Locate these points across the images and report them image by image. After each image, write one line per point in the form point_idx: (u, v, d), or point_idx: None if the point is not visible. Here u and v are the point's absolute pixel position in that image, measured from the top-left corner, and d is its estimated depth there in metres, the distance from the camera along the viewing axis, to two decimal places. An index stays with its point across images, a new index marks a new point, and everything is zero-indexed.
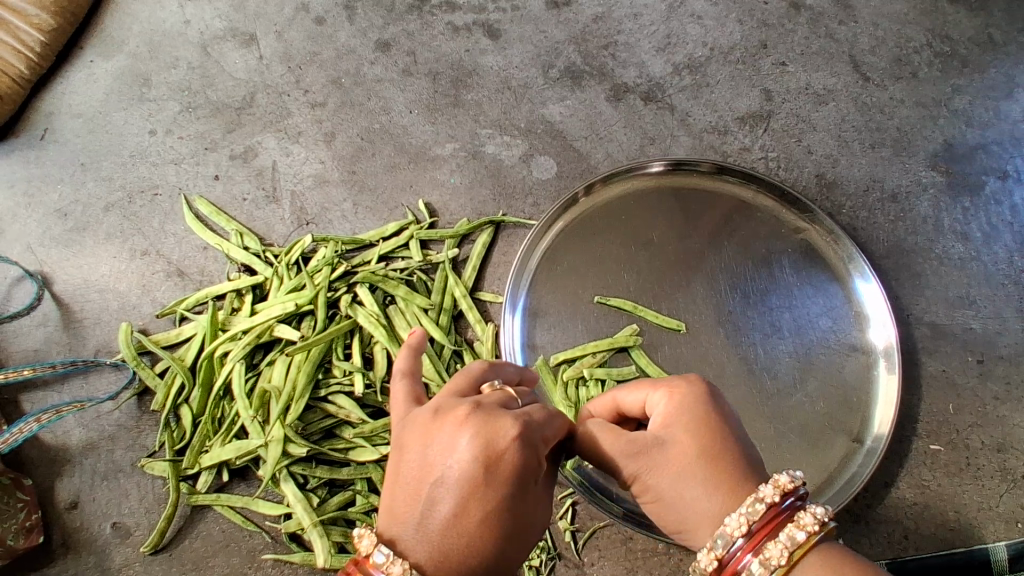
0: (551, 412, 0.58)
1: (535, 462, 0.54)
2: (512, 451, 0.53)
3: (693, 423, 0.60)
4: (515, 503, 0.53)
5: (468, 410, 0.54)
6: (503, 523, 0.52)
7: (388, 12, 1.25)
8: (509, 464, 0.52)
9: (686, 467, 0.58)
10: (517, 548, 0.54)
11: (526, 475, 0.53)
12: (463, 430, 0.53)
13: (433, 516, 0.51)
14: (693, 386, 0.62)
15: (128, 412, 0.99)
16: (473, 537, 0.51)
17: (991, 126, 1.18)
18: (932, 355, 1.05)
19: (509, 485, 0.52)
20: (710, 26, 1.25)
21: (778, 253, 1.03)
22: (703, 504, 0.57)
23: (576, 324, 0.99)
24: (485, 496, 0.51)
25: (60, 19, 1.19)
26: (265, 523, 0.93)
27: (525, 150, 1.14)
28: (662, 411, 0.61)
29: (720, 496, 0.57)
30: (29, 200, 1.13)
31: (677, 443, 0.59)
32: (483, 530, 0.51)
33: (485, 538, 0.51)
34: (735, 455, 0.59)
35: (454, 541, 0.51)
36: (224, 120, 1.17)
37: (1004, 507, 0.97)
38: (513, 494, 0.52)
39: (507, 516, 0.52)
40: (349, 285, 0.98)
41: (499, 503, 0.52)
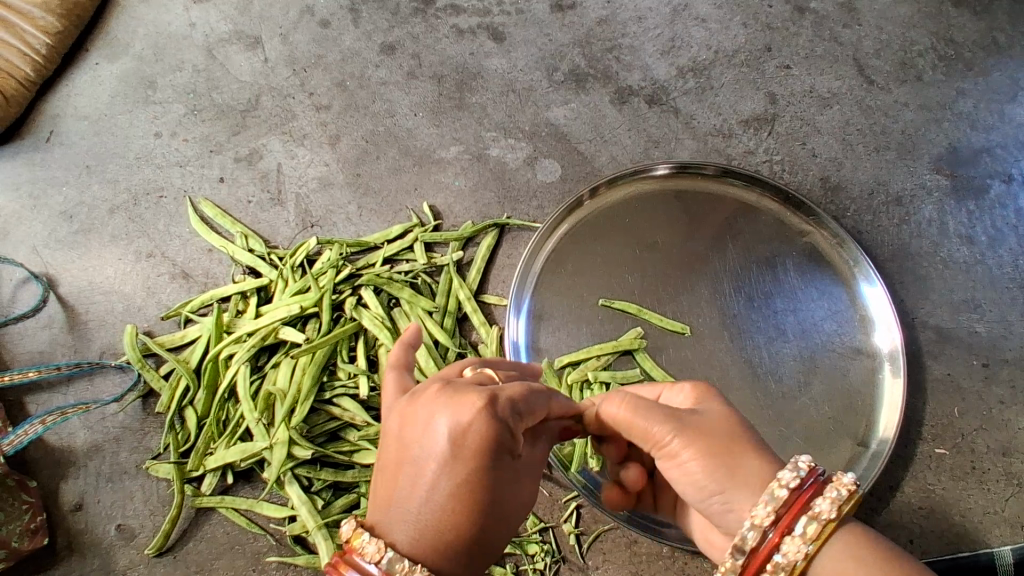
0: (529, 389, 0.57)
1: (506, 433, 0.53)
2: (478, 424, 0.51)
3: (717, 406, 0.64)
4: (489, 479, 0.52)
5: (438, 388, 0.54)
6: (478, 501, 0.51)
7: (393, 15, 1.26)
8: (473, 440, 0.51)
9: (720, 428, 0.60)
10: (500, 522, 0.53)
11: (497, 450, 0.52)
12: (433, 408, 0.53)
13: (410, 495, 0.51)
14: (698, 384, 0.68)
15: (132, 414, 0.99)
16: (448, 515, 0.50)
17: (996, 129, 1.18)
18: (937, 359, 1.05)
19: (478, 461, 0.51)
20: (714, 29, 1.25)
21: (783, 257, 1.03)
22: (742, 465, 0.57)
23: (580, 327, 0.99)
24: (457, 471, 0.51)
25: (66, 22, 1.19)
26: (269, 525, 0.93)
27: (530, 153, 1.14)
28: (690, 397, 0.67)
29: (756, 456, 0.58)
30: (34, 203, 1.13)
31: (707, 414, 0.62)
32: (457, 507, 0.51)
33: (461, 516, 0.51)
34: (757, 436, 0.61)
35: (430, 518, 0.50)
36: (229, 123, 1.17)
37: (1010, 511, 0.97)
38: (487, 470, 0.52)
39: (482, 492, 0.51)
40: (353, 288, 0.98)
41: (472, 480, 0.51)
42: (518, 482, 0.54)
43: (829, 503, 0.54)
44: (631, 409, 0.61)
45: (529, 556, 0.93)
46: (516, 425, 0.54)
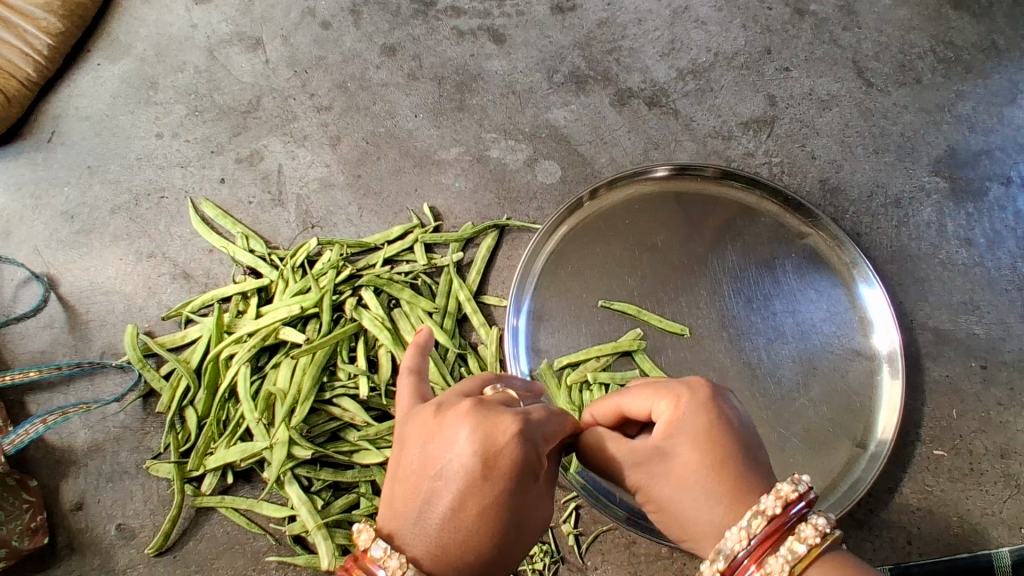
0: (553, 411, 0.58)
1: (535, 457, 0.54)
2: (511, 448, 0.53)
3: (697, 432, 0.60)
4: (513, 501, 0.53)
5: (468, 405, 0.55)
6: (501, 522, 0.52)
7: (393, 17, 1.26)
8: (505, 463, 0.52)
9: (682, 472, 0.60)
10: (518, 542, 0.54)
11: (524, 475, 0.53)
12: (462, 426, 0.53)
13: (432, 510, 0.51)
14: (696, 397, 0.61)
15: (133, 413, 1.00)
16: (472, 535, 0.51)
17: (995, 132, 1.18)
18: (935, 361, 1.05)
19: (506, 484, 0.52)
20: (714, 32, 1.25)
21: (782, 258, 1.03)
22: (700, 515, 0.59)
23: (579, 328, 0.99)
24: (484, 491, 0.52)
25: (68, 23, 1.20)
26: (269, 525, 0.94)
27: (530, 154, 1.15)
28: (667, 415, 0.61)
29: (727, 501, 0.58)
30: (36, 203, 1.13)
31: (676, 453, 0.61)
32: (481, 527, 0.51)
33: (483, 536, 0.52)
34: (736, 466, 0.59)
35: (452, 535, 0.51)
36: (231, 123, 1.17)
37: (1007, 512, 0.97)
38: (512, 492, 0.52)
39: (506, 514, 0.52)
40: (354, 288, 0.99)
41: (496, 502, 0.52)
42: (537, 505, 0.55)
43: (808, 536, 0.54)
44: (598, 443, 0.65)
45: (528, 557, 0.93)
46: (541, 448, 0.55)
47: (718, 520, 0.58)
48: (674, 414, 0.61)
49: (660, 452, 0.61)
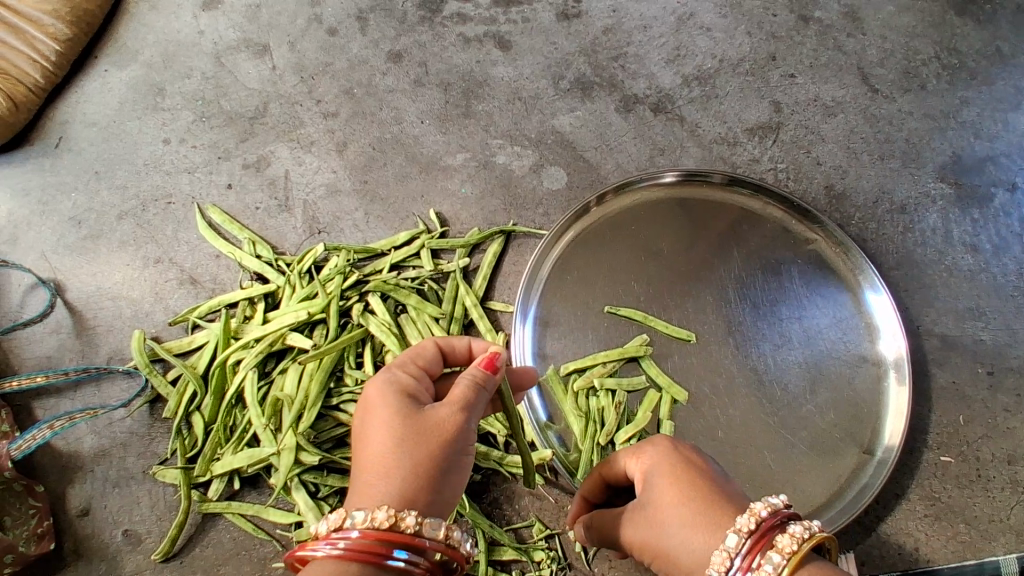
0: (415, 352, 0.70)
1: (394, 381, 0.66)
2: (368, 387, 0.66)
3: (668, 468, 0.63)
4: (392, 420, 0.62)
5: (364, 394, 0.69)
6: (394, 433, 0.61)
7: (400, 23, 1.27)
8: (370, 398, 0.64)
9: (663, 512, 0.61)
10: (423, 443, 0.60)
11: (390, 396, 0.64)
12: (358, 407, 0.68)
13: (356, 469, 0.61)
14: (655, 444, 0.66)
15: (140, 419, 1.00)
16: (376, 465, 0.59)
17: (1000, 138, 1.19)
18: (942, 367, 1.05)
19: (382, 410, 0.63)
20: (719, 38, 1.26)
21: (787, 264, 1.04)
22: (683, 547, 0.58)
23: (586, 333, 1.00)
24: (369, 423, 0.63)
25: (75, 29, 1.20)
26: (276, 531, 0.94)
27: (536, 159, 1.15)
28: (639, 467, 0.66)
29: (713, 518, 0.58)
30: (44, 208, 1.14)
31: (655, 495, 0.62)
32: (380, 453, 0.60)
33: (389, 457, 0.59)
34: (712, 488, 0.61)
35: (367, 475, 0.60)
36: (238, 129, 1.18)
37: (1015, 518, 0.97)
38: (390, 413, 0.62)
39: (393, 428, 0.61)
40: (361, 294, 0.99)
41: (382, 428, 0.61)
42: (426, 416, 0.62)
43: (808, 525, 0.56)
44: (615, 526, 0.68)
45: (535, 563, 0.92)
46: (404, 376, 0.67)
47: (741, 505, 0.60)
48: (645, 463, 0.65)
49: (640, 500, 0.64)
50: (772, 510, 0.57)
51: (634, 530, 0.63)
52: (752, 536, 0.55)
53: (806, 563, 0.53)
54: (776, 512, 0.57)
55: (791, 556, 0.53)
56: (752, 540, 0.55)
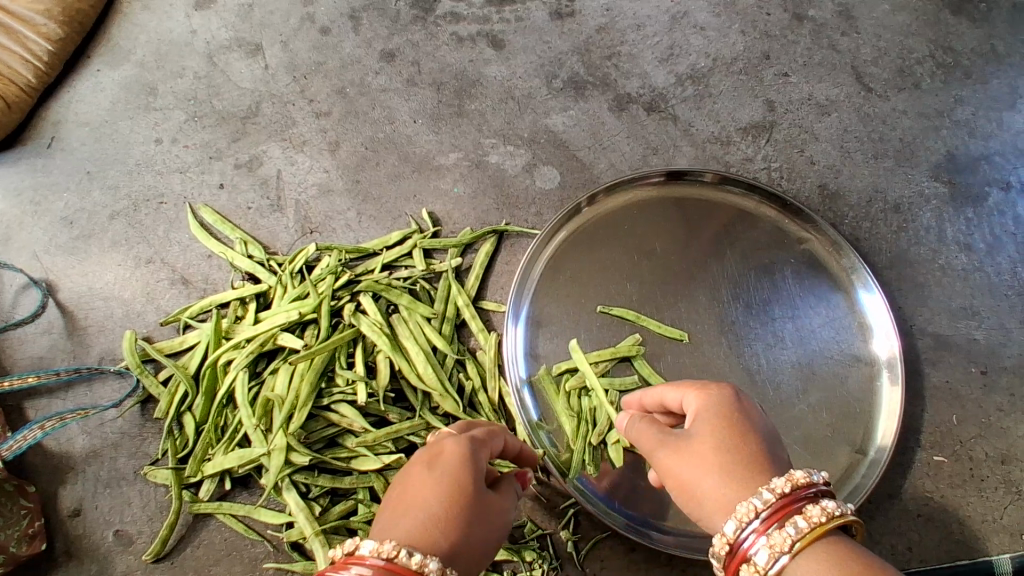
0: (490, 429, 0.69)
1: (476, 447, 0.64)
2: (447, 442, 0.63)
3: (723, 418, 0.61)
4: (462, 481, 0.59)
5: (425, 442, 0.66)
6: (454, 495, 0.58)
7: (393, 22, 1.26)
8: (450, 452, 0.62)
9: (708, 454, 0.59)
10: (473, 519, 0.57)
11: (469, 458, 0.61)
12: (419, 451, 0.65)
13: (399, 506, 0.57)
14: (721, 391, 0.64)
15: (132, 419, 1.00)
16: (429, 511, 0.55)
17: (994, 137, 1.18)
18: (936, 366, 1.05)
19: (455, 467, 0.60)
20: (713, 37, 1.25)
21: (780, 264, 1.03)
22: (716, 491, 0.57)
23: (578, 333, 0.99)
24: (434, 473, 0.59)
25: (67, 28, 1.20)
26: (267, 531, 0.93)
27: (529, 159, 1.15)
28: (696, 403, 0.63)
29: (753, 475, 0.57)
30: (35, 209, 1.13)
31: (699, 435, 0.61)
32: (436, 505, 0.56)
33: (442, 513, 0.56)
34: (754, 450, 0.59)
35: (409, 517, 0.55)
36: (230, 129, 1.18)
37: (1008, 518, 0.97)
38: (462, 472, 0.60)
39: (458, 488, 0.58)
40: (352, 294, 0.98)
41: (450, 482, 0.58)
42: (488, 501, 0.60)
43: (837, 505, 0.54)
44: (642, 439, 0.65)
45: (526, 564, 0.91)
46: (479, 445, 0.65)
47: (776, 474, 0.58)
48: (703, 402, 0.63)
49: (687, 435, 0.62)
50: (809, 483, 0.55)
51: (665, 454, 0.62)
52: (783, 498, 0.54)
53: (824, 539, 0.52)
54: (814, 485, 0.55)
55: (816, 527, 0.52)
56: (784, 500, 0.54)
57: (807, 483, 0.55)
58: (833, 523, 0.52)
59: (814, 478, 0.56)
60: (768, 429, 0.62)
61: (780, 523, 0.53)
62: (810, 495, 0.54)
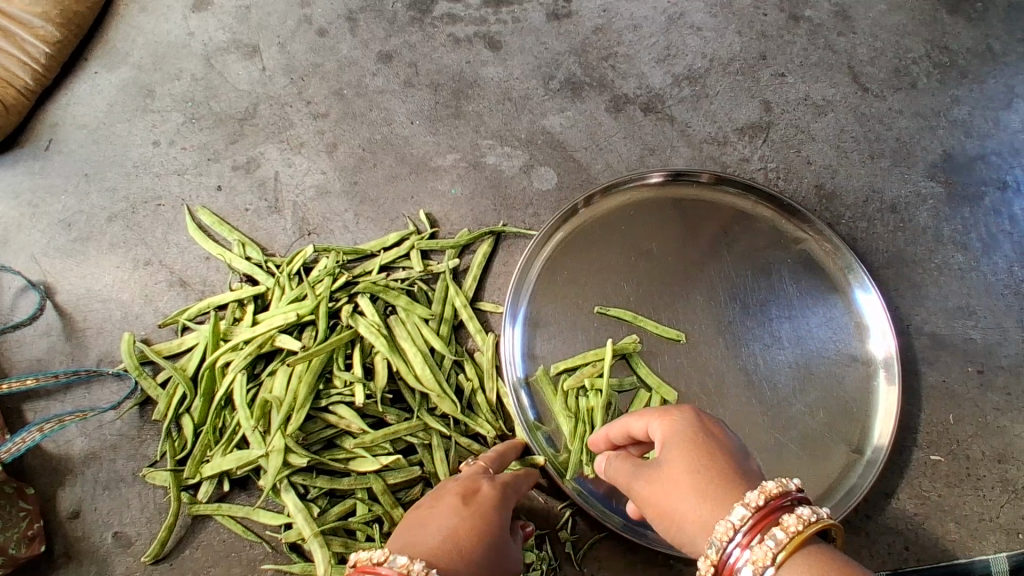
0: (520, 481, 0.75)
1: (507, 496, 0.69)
2: (482, 486, 0.69)
3: (688, 438, 0.61)
4: (490, 520, 0.63)
5: (455, 480, 0.71)
6: (482, 534, 0.61)
7: (390, 24, 1.26)
8: (485, 497, 0.67)
9: (678, 478, 0.59)
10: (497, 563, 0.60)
11: (500, 503, 0.67)
12: (452, 487, 0.69)
13: (433, 530, 0.60)
14: (686, 414, 0.64)
15: (130, 421, 1.00)
16: (457, 535, 0.59)
17: (991, 136, 1.19)
18: (932, 365, 1.05)
19: (485, 506, 0.65)
20: (710, 38, 1.26)
21: (777, 264, 1.04)
22: (690, 512, 0.57)
23: (576, 334, 0.99)
24: (468, 509, 0.63)
25: (65, 31, 1.20)
26: (265, 532, 0.94)
27: (526, 160, 1.15)
28: (662, 429, 0.63)
29: (722, 493, 0.57)
30: (33, 211, 1.13)
31: (667, 461, 0.61)
32: (466, 537, 0.59)
33: (470, 547, 0.59)
34: (725, 466, 0.59)
35: (440, 542, 0.58)
36: (228, 131, 1.18)
37: (1004, 518, 0.97)
38: (491, 513, 0.64)
39: (486, 528, 0.62)
40: (350, 295, 0.98)
41: (480, 519, 0.63)
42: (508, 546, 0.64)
43: (813, 511, 0.54)
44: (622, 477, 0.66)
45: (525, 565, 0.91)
46: (507, 493, 0.70)
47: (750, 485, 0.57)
48: (668, 427, 0.63)
49: (657, 463, 0.62)
50: (783, 492, 0.55)
51: (642, 486, 0.62)
52: (760, 510, 0.53)
53: (804, 549, 0.51)
54: (788, 493, 0.55)
55: (795, 535, 0.52)
56: (761, 512, 0.53)
57: (782, 491, 0.55)
58: (811, 530, 0.52)
59: (788, 485, 0.56)
60: (739, 447, 0.62)
61: (759, 538, 0.52)
62: (785, 504, 0.54)
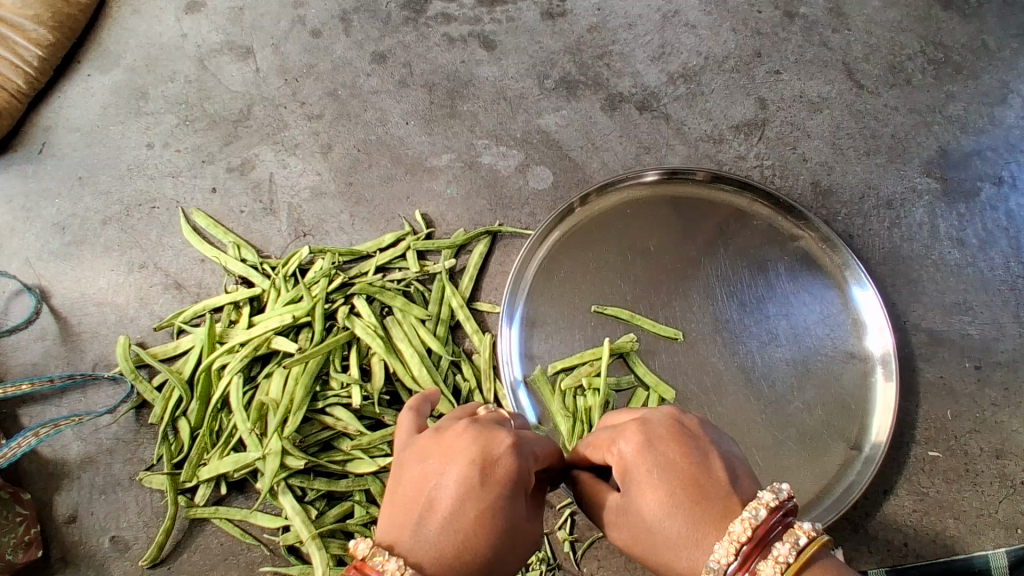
0: (540, 435, 0.62)
1: (529, 469, 0.56)
2: (505, 456, 0.55)
3: (645, 478, 0.56)
4: (509, 509, 0.54)
5: (466, 426, 0.58)
6: (500, 528, 0.53)
7: (383, 24, 1.26)
8: (505, 471, 0.54)
9: (648, 531, 0.55)
10: (516, 552, 0.54)
11: (520, 483, 0.55)
12: (461, 443, 0.56)
13: (438, 519, 0.51)
14: (637, 439, 0.58)
15: (126, 425, 0.99)
16: (472, 536, 0.51)
17: (986, 132, 1.19)
18: (929, 362, 1.05)
19: (503, 490, 0.54)
20: (704, 35, 1.26)
21: (774, 263, 1.03)
22: (670, 562, 0.54)
23: (573, 333, 0.99)
24: (482, 497, 0.52)
25: (58, 34, 1.19)
26: (263, 536, 0.93)
27: (522, 160, 1.15)
28: (618, 465, 0.58)
29: (690, 542, 0.53)
30: (27, 215, 1.13)
31: (635, 509, 0.56)
32: (480, 535, 0.51)
33: (484, 548, 0.51)
34: (692, 501, 0.54)
35: (451, 540, 0.50)
36: (222, 133, 1.17)
37: (1003, 513, 0.97)
38: (509, 500, 0.54)
39: (503, 520, 0.53)
40: (346, 297, 0.98)
41: (499, 510, 0.53)
42: (528, 523, 0.56)
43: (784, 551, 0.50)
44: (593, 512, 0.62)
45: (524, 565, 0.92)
46: (533, 463, 0.58)
47: (722, 517, 0.53)
48: (622, 463, 0.57)
49: (625, 505, 0.58)
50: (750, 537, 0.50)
51: (615, 532, 0.59)
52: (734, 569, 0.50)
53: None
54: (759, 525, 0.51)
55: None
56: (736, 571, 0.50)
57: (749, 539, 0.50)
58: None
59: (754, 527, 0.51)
60: (708, 451, 0.57)
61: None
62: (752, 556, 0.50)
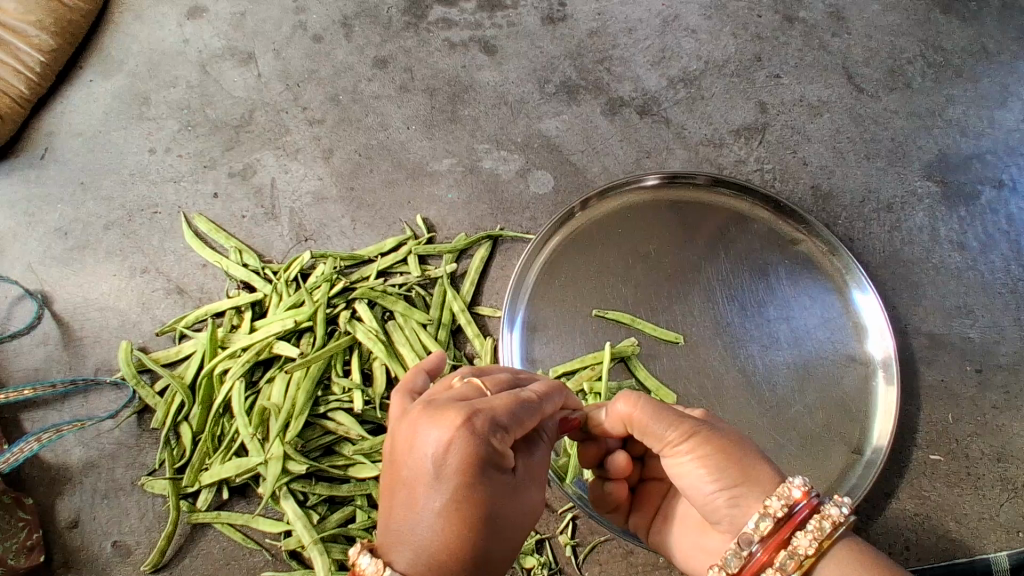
0: (516, 401, 0.55)
1: (490, 449, 0.51)
2: (457, 442, 0.50)
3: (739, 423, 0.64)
4: (482, 497, 0.51)
5: (419, 409, 0.53)
6: (470, 520, 0.50)
7: (384, 29, 1.26)
8: (458, 461, 0.50)
9: (738, 442, 0.59)
10: (502, 532, 0.52)
11: (480, 468, 0.50)
12: (417, 431, 0.51)
13: (405, 522, 0.50)
14: None
15: (128, 429, 0.99)
16: (442, 536, 0.50)
17: (986, 136, 1.19)
18: (930, 365, 1.05)
19: (464, 480, 0.50)
20: (704, 40, 1.26)
21: (774, 266, 1.04)
22: (755, 466, 0.57)
23: (574, 337, 0.99)
24: (440, 493, 0.50)
25: (60, 40, 1.20)
26: (265, 541, 0.93)
27: (523, 164, 1.15)
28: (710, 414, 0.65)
29: (759, 459, 0.58)
30: (29, 220, 1.13)
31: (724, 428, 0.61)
32: (450, 532, 0.50)
33: (459, 542, 0.50)
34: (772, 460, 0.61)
35: (422, 540, 0.50)
36: (224, 138, 1.18)
37: (1004, 516, 0.97)
38: (474, 488, 0.50)
39: (472, 510, 0.50)
40: (348, 301, 0.99)
41: (464, 502, 0.50)
42: (513, 500, 0.53)
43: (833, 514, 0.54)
44: (649, 411, 0.62)
45: (526, 570, 0.92)
46: (500, 440, 0.52)
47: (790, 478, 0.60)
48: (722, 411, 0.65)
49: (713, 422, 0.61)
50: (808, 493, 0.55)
51: (679, 424, 0.60)
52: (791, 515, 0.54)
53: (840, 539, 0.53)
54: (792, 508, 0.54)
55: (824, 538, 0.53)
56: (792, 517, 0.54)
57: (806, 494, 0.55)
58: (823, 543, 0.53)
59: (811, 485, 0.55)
60: None
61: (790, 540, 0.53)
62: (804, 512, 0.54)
